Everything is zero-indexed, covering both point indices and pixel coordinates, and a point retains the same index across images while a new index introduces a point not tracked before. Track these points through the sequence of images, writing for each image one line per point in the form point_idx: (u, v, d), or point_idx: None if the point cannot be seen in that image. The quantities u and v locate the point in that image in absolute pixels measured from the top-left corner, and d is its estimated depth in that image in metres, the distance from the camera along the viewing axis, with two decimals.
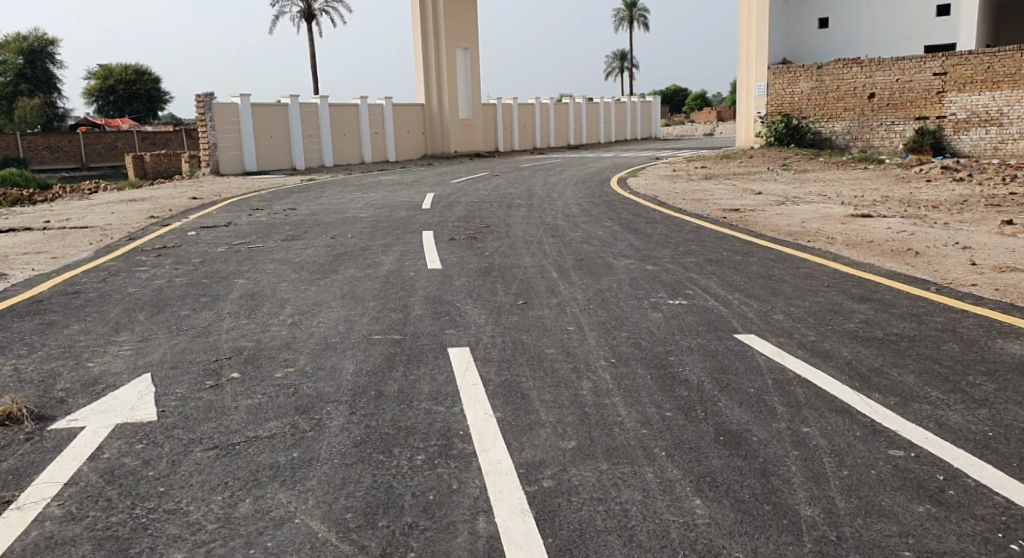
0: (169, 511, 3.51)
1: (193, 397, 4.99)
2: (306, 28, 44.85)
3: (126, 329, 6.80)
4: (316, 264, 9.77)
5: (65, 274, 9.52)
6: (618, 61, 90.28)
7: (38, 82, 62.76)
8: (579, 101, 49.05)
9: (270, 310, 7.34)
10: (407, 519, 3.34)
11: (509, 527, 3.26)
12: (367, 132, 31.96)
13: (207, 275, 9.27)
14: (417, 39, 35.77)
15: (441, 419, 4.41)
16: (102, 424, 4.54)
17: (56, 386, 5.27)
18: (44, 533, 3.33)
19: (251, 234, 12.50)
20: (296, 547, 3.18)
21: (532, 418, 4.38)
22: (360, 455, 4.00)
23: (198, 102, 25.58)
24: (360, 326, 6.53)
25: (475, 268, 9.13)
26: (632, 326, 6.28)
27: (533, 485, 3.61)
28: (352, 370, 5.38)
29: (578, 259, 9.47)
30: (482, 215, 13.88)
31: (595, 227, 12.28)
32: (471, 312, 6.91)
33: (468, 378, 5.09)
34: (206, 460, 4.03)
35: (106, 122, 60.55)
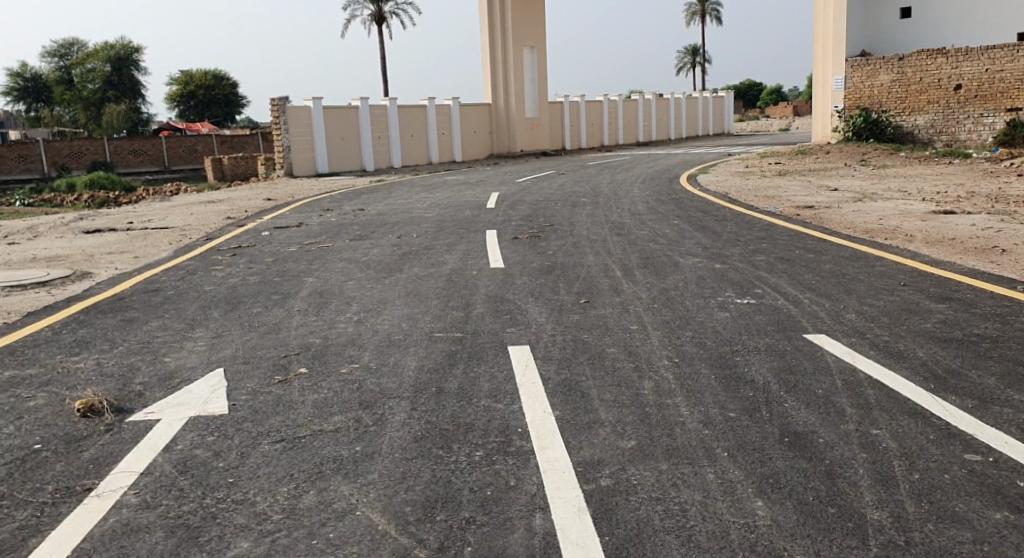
0: (237, 501, 3.62)
1: (262, 392, 5.13)
2: (376, 30, 45.69)
3: (201, 326, 7.05)
4: (382, 263, 9.92)
5: (145, 273, 9.92)
6: (690, 56, 88.97)
7: (125, 88, 65.66)
8: (648, 98, 48.59)
9: (336, 308, 7.48)
10: (465, 513, 3.37)
11: (566, 524, 3.26)
12: (434, 132, 32.32)
13: (277, 274, 9.52)
14: (485, 38, 35.94)
15: (500, 416, 4.43)
16: (177, 417, 4.72)
17: (135, 380, 5.49)
18: (121, 520, 3.48)
19: (321, 234, 12.79)
20: (356, 538, 3.24)
21: (592, 417, 4.36)
22: (420, 449, 4.05)
23: (273, 105, 26.36)
24: (423, 324, 6.61)
25: (539, 266, 9.12)
26: (697, 325, 6.18)
27: (591, 484, 3.59)
28: (413, 367, 5.45)
29: (644, 258, 9.37)
30: (547, 214, 13.85)
31: (661, 225, 12.12)
32: (533, 310, 6.90)
33: (528, 376, 5.10)
34: (272, 453, 4.14)
35: (188, 126, 62.89)
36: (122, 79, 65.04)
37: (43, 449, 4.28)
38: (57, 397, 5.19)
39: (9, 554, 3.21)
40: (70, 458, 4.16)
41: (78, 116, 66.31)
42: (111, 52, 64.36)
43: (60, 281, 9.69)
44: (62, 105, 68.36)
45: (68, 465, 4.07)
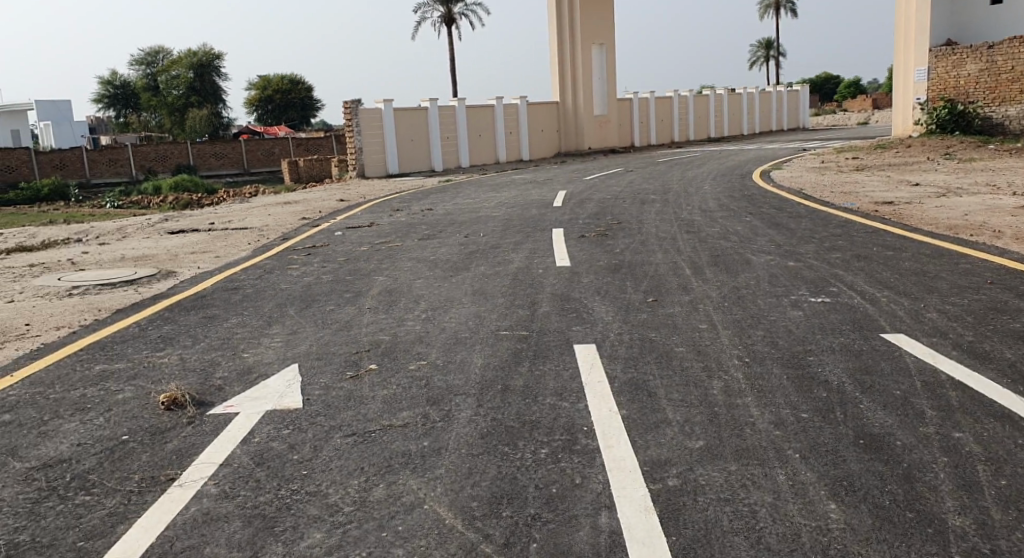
0: (310, 493, 3.73)
1: (335, 387, 5.26)
2: (446, 32, 46.20)
3: (276, 323, 7.26)
4: (450, 262, 10.05)
5: (225, 272, 10.29)
6: (763, 50, 86.90)
7: (206, 94, 68.26)
8: (720, 93, 47.75)
9: (405, 306, 7.61)
10: (530, 510, 3.38)
11: (632, 523, 3.24)
12: (502, 131, 32.48)
13: (349, 273, 9.74)
14: (554, 36, 35.89)
15: (566, 414, 4.43)
16: (255, 410, 4.89)
17: (215, 374, 5.71)
18: (202, 509, 3.61)
19: (391, 234, 13.02)
20: (424, 532, 3.29)
21: (660, 416, 4.32)
22: (486, 446, 4.09)
23: (346, 109, 26.96)
24: (489, 322, 6.67)
25: (606, 265, 9.07)
26: (768, 325, 6.04)
27: (658, 483, 3.56)
28: (480, 364, 5.50)
29: (714, 255, 9.22)
30: (615, 212, 13.77)
31: (733, 222, 11.89)
32: (600, 309, 6.88)
33: (594, 374, 5.10)
34: (344, 446, 4.25)
35: (266, 130, 64.87)
36: (204, 86, 67.80)
37: (130, 440, 4.49)
38: (143, 390, 5.43)
39: (100, 538, 3.37)
40: (155, 449, 4.35)
41: (163, 122, 69.15)
42: (194, 59, 67.10)
43: (146, 280, 10.14)
44: (148, 111, 71.39)
45: (153, 456, 4.26)
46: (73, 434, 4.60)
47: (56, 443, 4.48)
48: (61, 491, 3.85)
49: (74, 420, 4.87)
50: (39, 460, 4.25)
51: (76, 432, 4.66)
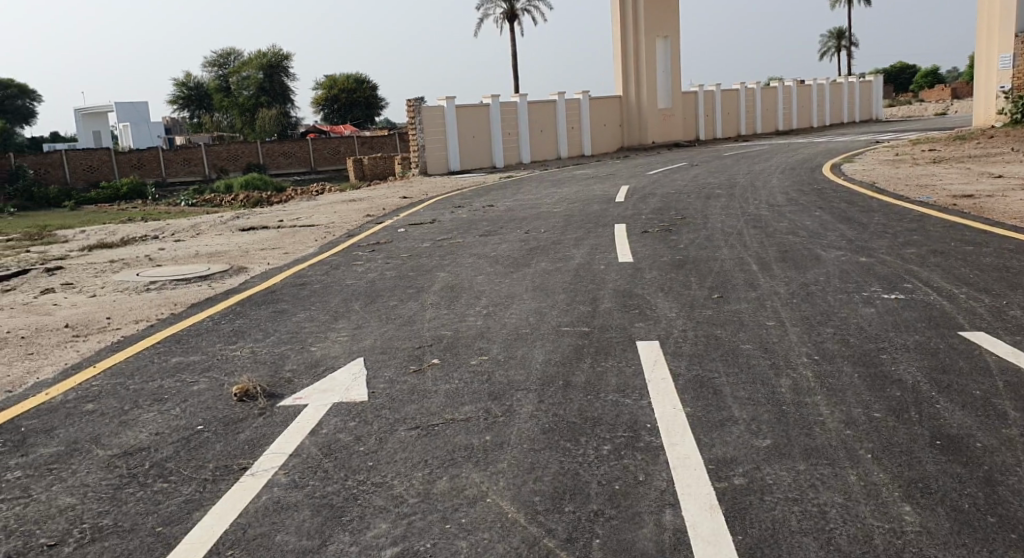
0: (375, 484, 3.79)
1: (399, 381, 5.34)
2: (508, 28, 46.30)
3: (342, 317, 7.41)
4: (511, 258, 10.08)
5: (293, 268, 10.55)
6: (834, 40, 84.38)
7: (275, 94, 70.06)
8: (789, 85, 46.63)
9: (467, 302, 7.66)
10: (593, 506, 3.38)
11: (697, 521, 3.20)
12: (564, 127, 32.39)
13: (412, 269, 9.86)
14: (617, 29, 35.67)
15: (629, 411, 4.40)
16: (323, 402, 5.00)
17: (284, 367, 5.87)
18: (273, 498, 3.72)
19: (453, 230, 13.16)
20: (487, 525, 3.31)
21: (725, 414, 4.26)
22: (548, 442, 4.10)
23: (409, 107, 27.34)
24: (551, 318, 6.67)
25: (670, 260, 8.97)
26: (839, 322, 5.87)
27: (723, 482, 3.51)
28: (541, 360, 5.51)
29: (782, 251, 9.02)
30: (679, 207, 13.61)
31: (802, 217, 11.59)
32: (663, 305, 6.80)
33: (657, 370, 5.07)
34: (408, 439, 4.31)
35: (332, 129, 66.15)
36: (274, 86, 69.52)
37: (205, 430, 4.65)
38: (217, 382, 5.62)
39: (178, 524, 3.50)
40: (229, 439, 4.49)
41: (234, 122, 71.20)
42: (263, 60, 68.87)
43: (219, 276, 10.47)
44: (220, 112, 73.66)
45: (226, 445, 4.40)
46: (152, 424, 4.78)
47: (136, 432, 4.67)
48: (140, 479, 4.01)
49: (153, 409, 5.07)
50: (121, 447, 4.44)
51: (154, 421, 4.85)
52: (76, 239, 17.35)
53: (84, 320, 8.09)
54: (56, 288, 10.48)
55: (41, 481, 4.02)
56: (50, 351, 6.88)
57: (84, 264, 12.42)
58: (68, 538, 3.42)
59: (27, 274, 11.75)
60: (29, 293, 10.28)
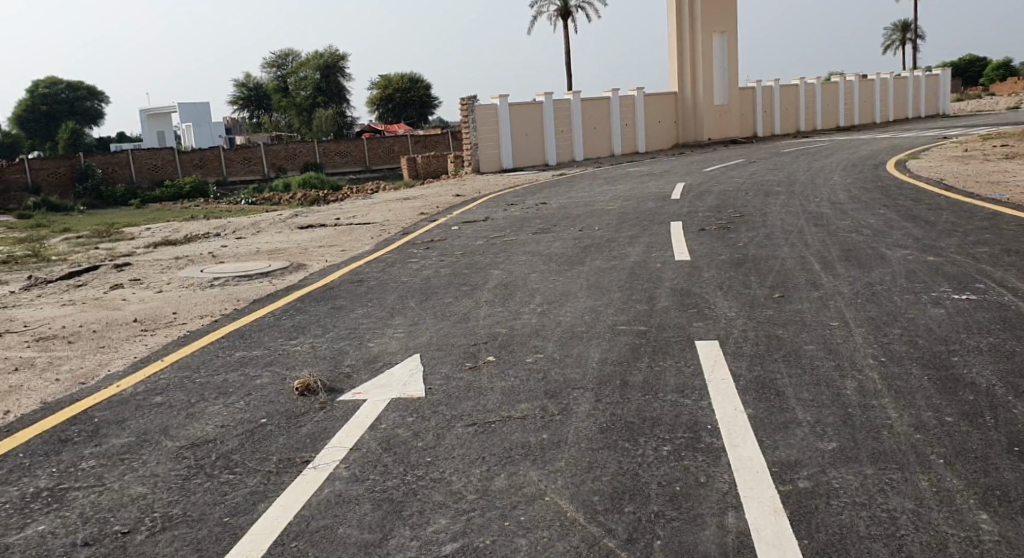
0: (434, 479, 3.83)
1: (455, 378, 5.37)
2: (563, 26, 46.17)
3: (398, 314, 7.49)
4: (565, 256, 10.04)
5: (350, 265, 10.70)
6: (899, 33, 81.93)
7: (332, 95, 71.29)
8: (851, 80, 45.55)
9: (521, 300, 7.66)
10: (654, 507, 3.34)
11: (761, 524, 3.15)
12: (617, 124, 32.19)
13: (466, 266, 9.92)
14: (672, 25, 35.22)
15: (688, 412, 4.35)
16: (381, 398, 5.06)
17: (343, 362, 5.96)
18: (335, 491, 3.78)
19: (507, 228, 13.18)
20: (547, 523, 3.31)
21: (788, 416, 4.17)
22: (607, 441, 4.07)
23: (463, 105, 27.47)
24: (606, 317, 6.61)
25: (728, 259, 8.83)
26: (907, 323, 5.71)
27: (788, 484, 3.44)
28: (597, 359, 5.47)
29: (845, 250, 8.80)
30: (736, 205, 13.39)
31: (866, 215, 11.28)
32: (722, 305, 6.69)
33: (717, 371, 4.98)
34: (465, 436, 4.33)
35: (388, 129, 66.85)
36: (330, 86, 70.85)
37: (268, 424, 4.74)
38: (279, 376, 5.73)
39: (243, 515, 3.59)
40: (291, 432, 4.58)
41: (292, 121, 72.58)
42: (320, 61, 70.10)
43: (279, 273, 10.68)
44: (279, 112, 75.14)
45: (289, 439, 4.48)
46: (217, 417, 4.91)
47: (202, 424, 4.80)
48: (207, 470, 4.11)
49: (218, 402, 5.21)
50: (188, 439, 4.56)
51: (220, 414, 4.97)
52: (142, 237, 17.90)
53: (151, 315, 8.35)
54: (124, 283, 10.85)
55: (113, 471, 4.16)
56: (120, 344, 7.12)
57: (151, 261, 12.80)
58: (139, 526, 3.53)
59: (98, 270, 12.17)
60: (100, 288, 10.65)
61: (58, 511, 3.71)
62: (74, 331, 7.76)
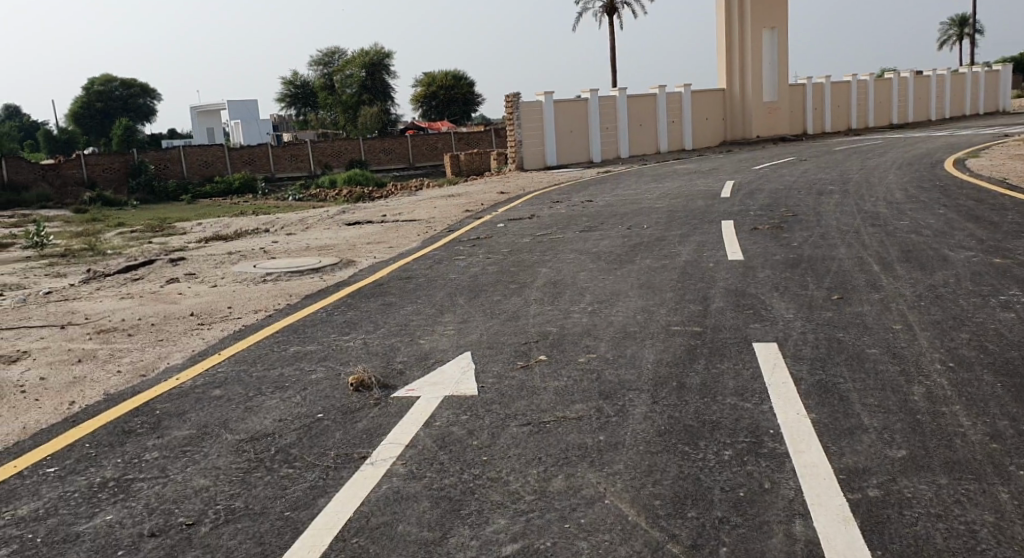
0: (491, 479, 3.81)
1: (508, 376, 5.36)
2: (608, 22, 45.83)
3: (449, 311, 7.51)
4: (614, 254, 9.96)
5: (399, 261, 10.75)
6: (956, 27, 79.74)
7: (376, 92, 71.74)
8: (905, 76, 44.49)
9: (571, 299, 7.63)
10: (718, 513, 3.28)
11: (831, 533, 3.07)
12: (664, 121, 31.85)
13: (514, 264, 9.90)
14: (721, 21, 34.69)
15: (748, 416, 4.26)
16: (433, 395, 5.07)
17: (396, 359, 5.99)
18: (392, 487, 3.79)
19: (554, 226, 13.13)
20: (608, 526, 3.27)
21: (854, 422, 4.06)
22: (665, 444, 4.02)
23: (508, 102, 27.44)
24: (659, 317, 6.54)
25: (783, 259, 8.67)
26: (975, 327, 5.53)
27: (856, 492, 3.35)
28: (652, 360, 5.41)
29: (904, 251, 8.58)
30: (789, 204, 13.15)
31: (925, 215, 10.99)
32: (779, 306, 6.57)
33: (778, 374, 4.88)
34: (520, 435, 4.32)
35: (432, 126, 67.20)
36: (375, 83, 71.42)
37: (325, 419, 4.79)
38: (333, 371, 5.79)
39: (305, 509, 3.62)
40: (347, 428, 4.62)
41: (338, 118, 73.44)
42: (366, 59, 70.63)
43: (330, 268, 10.79)
44: (324, 109, 76.01)
45: (346, 434, 4.52)
46: (275, 411, 4.97)
47: (261, 418, 4.86)
48: (268, 463, 4.16)
49: (275, 396, 5.27)
50: (247, 433, 4.62)
51: (277, 408, 5.03)
52: (194, 232, 18.25)
53: (207, 309, 8.50)
54: (179, 278, 11.06)
55: (176, 463, 4.23)
56: (178, 338, 7.26)
57: (205, 256, 13.03)
58: (204, 519, 3.58)
59: (154, 264, 12.43)
60: (156, 282, 10.88)
61: (125, 501, 3.78)
62: (133, 324, 7.95)
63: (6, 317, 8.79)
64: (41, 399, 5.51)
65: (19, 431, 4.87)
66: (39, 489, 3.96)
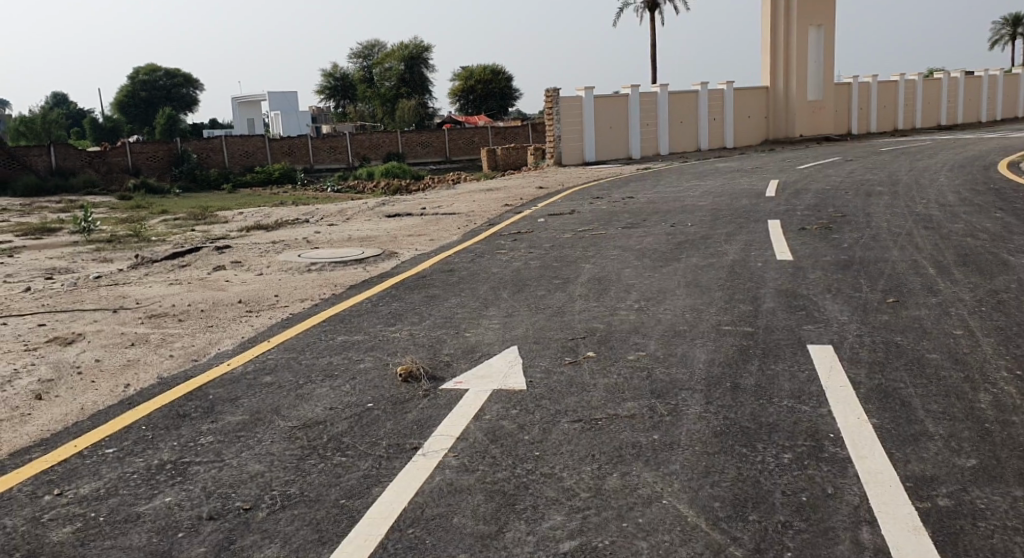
0: (545, 474, 3.78)
1: (556, 371, 5.34)
2: (650, 18, 45.40)
3: (492, 305, 7.49)
4: (659, 251, 9.85)
5: (441, 254, 10.77)
6: (1008, 28, 77.67)
7: (415, 86, 72.37)
8: (954, 76, 43.49)
9: (617, 295, 7.56)
10: (780, 517, 3.21)
11: (901, 542, 2.99)
12: (705, 118, 31.50)
13: (556, 259, 9.85)
14: (766, 18, 34.14)
15: (807, 419, 4.18)
16: (482, 388, 5.06)
17: (442, 351, 5.99)
18: (446, 479, 3.78)
19: (595, 221, 13.07)
20: (667, 526, 3.22)
21: (918, 428, 3.96)
22: (722, 445, 3.95)
23: (547, 97, 27.34)
24: (709, 316, 6.45)
25: (833, 261, 8.50)
26: None
27: (926, 501, 3.26)
28: (703, 359, 5.33)
29: (961, 254, 8.38)
30: (837, 204, 12.89)
31: (980, 219, 10.70)
32: (833, 307, 6.45)
33: (835, 377, 4.78)
34: (572, 431, 4.28)
35: (470, 121, 67.29)
36: (413, 77, 72.06)
37: (375, 408, 4.81)
38: (381, 361, 5.82)
39: (360, 498, 3.62)
40: (397, 418, 4.62)
41: (376, 112, 74.02)
42: (405, 52, 71.31)
43: (373, 259, 10.86)
44: (363, 101, 76.49)
45: (396, 424, 4.52)
46: (325, 399, 5.00)
47: (312, 405, 4.90)
48: (321, 451, 4.18)
49: (325, 385, 5.30)
50: (300, 420, 4.65)
51: (327, 396, 5.06)
52: (236, 221, 18.45)
53: (255, 297, 8.58)
54: (226, 265, 11.18)
55: (231, 447, 4.27)
56: (228, 324, 7.36)
57: (249, 245, 13.18)
58: (261, 504, 3.60)
59: (200, 252, 12.59)
60: (202, 269, 11.01)
61: (183, 483, 3.83)
62: (183, 310, 8.05)
63: (59, 300, 8.95)
64: (97, 381, 5.61)
65: (78, 412, 4.96)
66: (99, 469, 4.02)
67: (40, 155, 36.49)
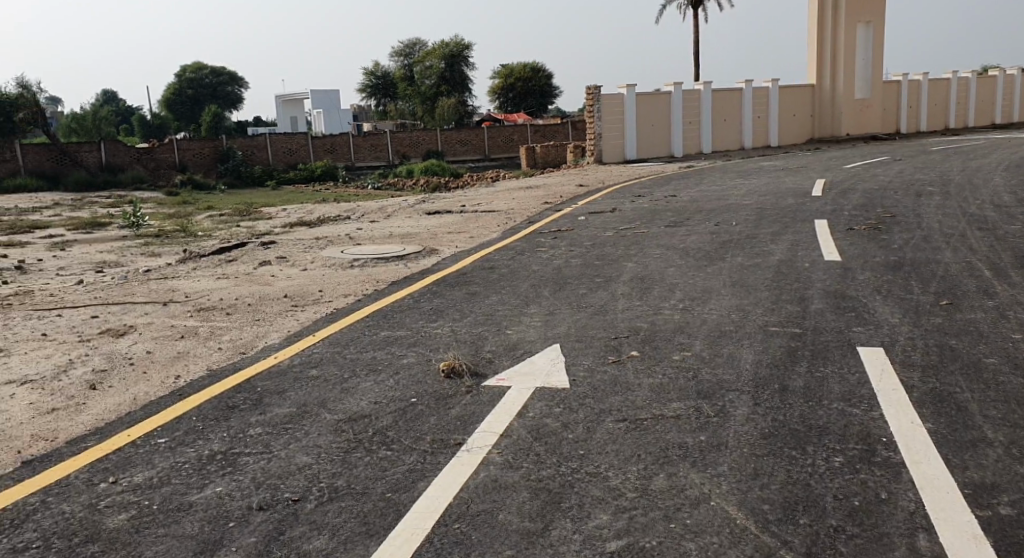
0: (590, 473, 3.76)
1: (600, 370, 5.31)
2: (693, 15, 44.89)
3: (533, 303, 7.48)
4: (703, 251, 9.73)
5: (480, 252, 10.76)
6: None
7: (455, 84, 72.50)
8: (1009, 73, 42.29)
9: (660, 294, 7.49)
10: (832, 521, 3.16)
11: (960, 551, 2.91)
12: (749, 116, 31.07)
13: (598, 258, 9.78)
14: (813, 14, 33.62)
15: (859, 422, 4.09)
16: (525, 386, 5.05)
17: (484, 348, 5.99)
18: (491, 476, 3.78)
19: (637, 220, 12.95)
20: (715, 529, 3.18)
21: (976, 434, 3.85)
22: (771, 448, 3.89)
23: (588, 94, 27.20)
24: (755, 317, 6.35)
25: (883, 262, 8.30)
26: None
27: (986, 510, 3.17)
28: (751, 361, 5.25)
29: (1017, 256, 8.14)
30: (886, 204, 12.59)
31: None
32: (884, 310, 6.29)
33: (887, 380, 4.67)
34: (617, 431, 4.25)
35: (510, 119, 67.21)
36: (454, 75, 72.18)
37: (418, 403, 4.83)
38: (424, 357, 5.84)
39: (405, 492, 3.64)
40: (441, 413, 4.63)
41: (417, 109, 74.35)
42: (446, 50, 71.46)
43: (413, 256, 10.90)
44: (404, 100, 76.92)
45: (439, 420, 4.53)
46: (370, 393, 5.03)
47: (357, 399, 4.94)
48: (366, 444, 4.21)
49: (369, 379, 5.34)
50: (345, 413, 4.69)
51: (372, 390, 5.10)
52: (279, 216, 18.65)
53: (300, 292, 8.69)
54: (271, 260, 11.34)
55: (279, 439, 4.33)
56: (274, 318, 7.47)
57: (293, 240, 13.34)
58: (309, 496, 3.64)
59: (245, 246, 12.79)
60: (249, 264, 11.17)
61: (233, 474, 3.89)
62: (229, 304, 8.19)
63: (111, 292, 9.17)
64: (149, 372, 5.74)
65: (130, 402, 5.07)
66: (152, 459, 4.11)
67: (92, 151, 37.61)
